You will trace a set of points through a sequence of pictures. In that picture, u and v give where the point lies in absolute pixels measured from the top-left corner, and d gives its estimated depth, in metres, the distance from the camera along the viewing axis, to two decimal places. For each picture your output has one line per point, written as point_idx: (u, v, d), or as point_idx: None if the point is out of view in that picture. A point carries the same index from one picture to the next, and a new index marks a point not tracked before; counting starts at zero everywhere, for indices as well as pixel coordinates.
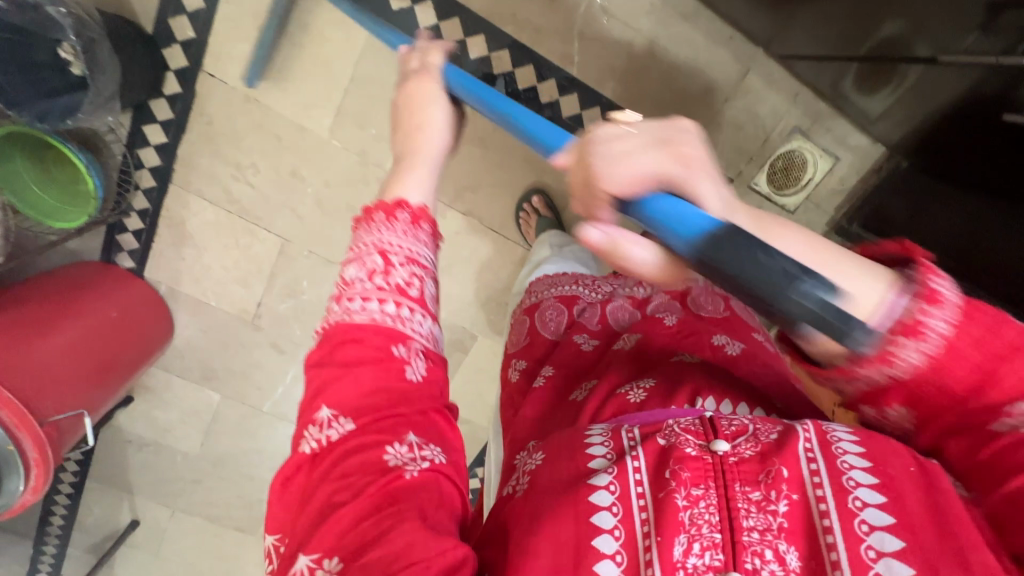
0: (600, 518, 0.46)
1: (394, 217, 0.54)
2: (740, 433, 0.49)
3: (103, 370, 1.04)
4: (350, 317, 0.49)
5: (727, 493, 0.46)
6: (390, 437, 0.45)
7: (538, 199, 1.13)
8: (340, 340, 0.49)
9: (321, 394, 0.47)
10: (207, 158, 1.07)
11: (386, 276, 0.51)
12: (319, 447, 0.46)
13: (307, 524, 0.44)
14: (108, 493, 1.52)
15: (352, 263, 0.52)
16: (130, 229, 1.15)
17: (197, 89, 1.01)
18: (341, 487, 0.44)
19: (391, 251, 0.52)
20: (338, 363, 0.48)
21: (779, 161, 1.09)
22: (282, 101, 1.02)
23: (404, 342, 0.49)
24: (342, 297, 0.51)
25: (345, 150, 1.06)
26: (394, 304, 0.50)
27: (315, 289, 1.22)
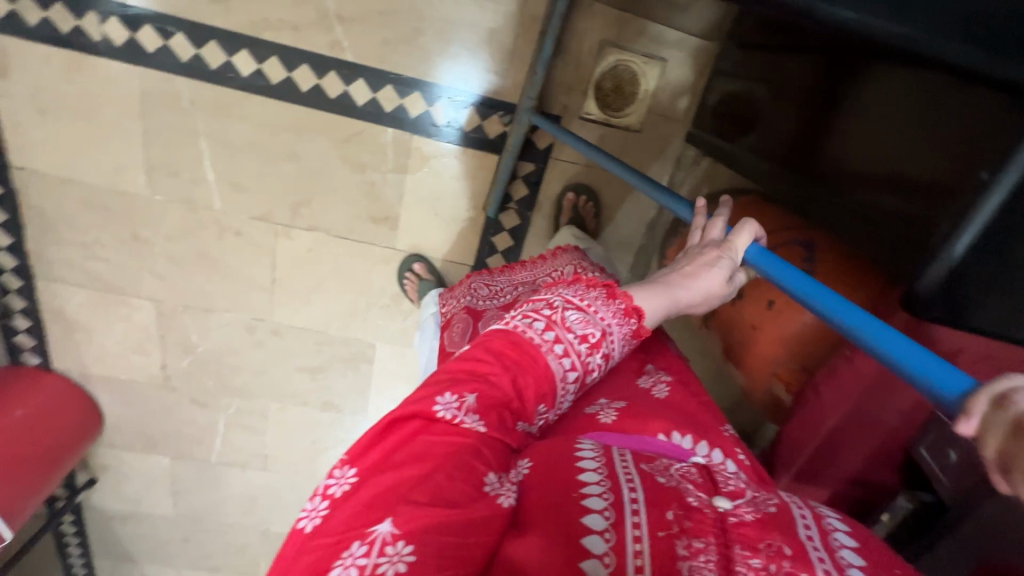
0: (590, 541, 0.41)
1: (630, 315, 0.55)
2: (739, 495, 0.47)
3: (16, 466, 1.09)
4: (550, 362, 0.51)
5: (727, 553, 0.41)
6: (494, 466, 0.47)
7: (420, 266, 1.13)
8: (514, 354, 0.51)
9: (472, 384, 0.48)
10: (55, 245, 1.11)
11: (590, 354, 0.53)
12: (446, 418, 0.46)
13: (389, 490, 0.43)
14: (118, 565, 1.64)
15: (579, 311, 0.54)
16: (22, 329, 1.20)
17: (15, 184, 1.04)
18: (444, 473, 0.44)
19: (610, 338, 0.54)
20: (504, 367, 0.50)
21: (605, 81, 1.01)
22: (92, 172, 1.04)
23: (550, 405, 0.53)
24: (548, 329, 0.52)
25: (171, 201, 1.07)
26: (574, 380, 0.53)
27: (206, 339, 1.24)
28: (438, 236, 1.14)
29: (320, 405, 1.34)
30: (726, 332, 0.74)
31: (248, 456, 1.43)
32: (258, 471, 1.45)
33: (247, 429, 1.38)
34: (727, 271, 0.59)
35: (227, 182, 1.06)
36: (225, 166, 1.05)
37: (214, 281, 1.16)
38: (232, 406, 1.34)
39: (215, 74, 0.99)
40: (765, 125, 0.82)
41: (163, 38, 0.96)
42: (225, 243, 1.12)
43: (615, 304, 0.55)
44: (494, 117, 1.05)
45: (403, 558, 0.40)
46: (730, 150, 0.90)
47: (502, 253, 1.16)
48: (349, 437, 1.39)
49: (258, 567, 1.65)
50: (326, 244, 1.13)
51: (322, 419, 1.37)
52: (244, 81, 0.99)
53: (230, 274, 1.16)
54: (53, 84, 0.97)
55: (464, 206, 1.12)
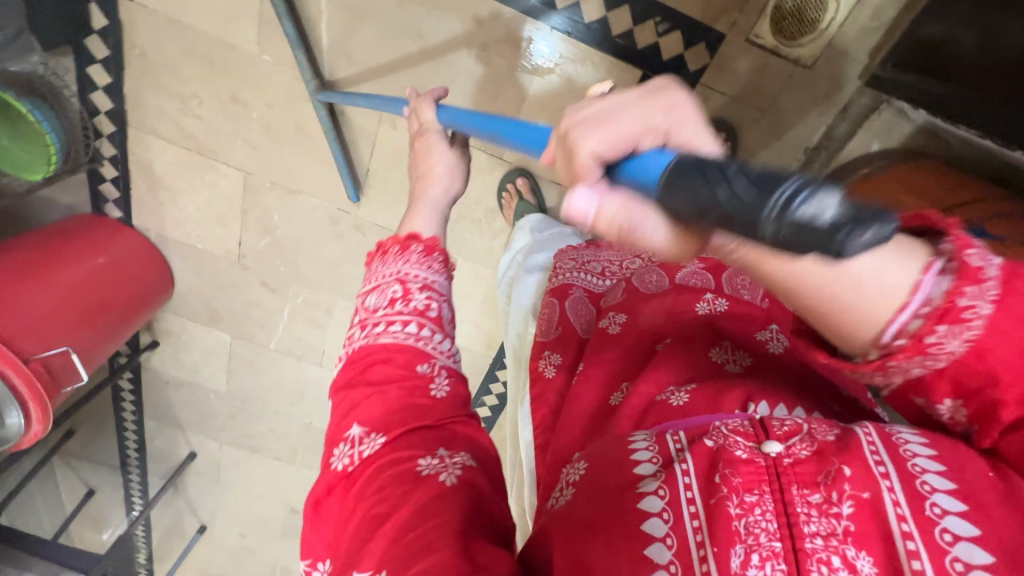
0: (650, 525, 0.39)
1: (407, 248, 0.55)
2: (795, 432, 0.41)
3: (93, 312, 1.09)
4: (375, 340, 0.49)
5: (785, 498, 0.38)
6: (422, 450, 0.44)
7: (524, 182, 1.08)
8: (356, 362, 0.50)
9: (350, 414, 0.47)
10: (152, 93, 1.05)
11: (402, 299, 0.52)
12: (352, 463, 0.45)
13: (350, 544, 0.42)
14: (166, 428, 1.70)
15: (371, 291, 0.53)
16: (108, 178, 1.17)
17: (122, 18, 0.98)
18: (378, 500, 0.42)
19: (410, 278, 0.53)
20: (360, 379, 0.49)
21: (789, 0, 0.86)
22: (201, 17, 0.96)
23: (427, 356, 0.49)
24: (364, 324, 0.52)
25: (278, 65, 0.99)
26: (415, 323, 0.50)
27: (287, 222, 1.19)
28: None
29: None
30: None
31: (306, 348, 1.42)
32: (313, 365, 1.45)
33: (310, 321, 1.36)
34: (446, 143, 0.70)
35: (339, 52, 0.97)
36: (340, 33, 0.95)
37: (306, 160, 1.10)
38: (300, 296, 1.32)
39: None
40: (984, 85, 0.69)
41: None
42: None
43: (414, 251, 0.56)
44: (647, 23, 0.91)
45: None
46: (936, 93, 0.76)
47: None
48: None
49: (296, 456, 1.68)
50: None
51: None
52: None
53: (323, 156, 1.09)
54: None
55: None
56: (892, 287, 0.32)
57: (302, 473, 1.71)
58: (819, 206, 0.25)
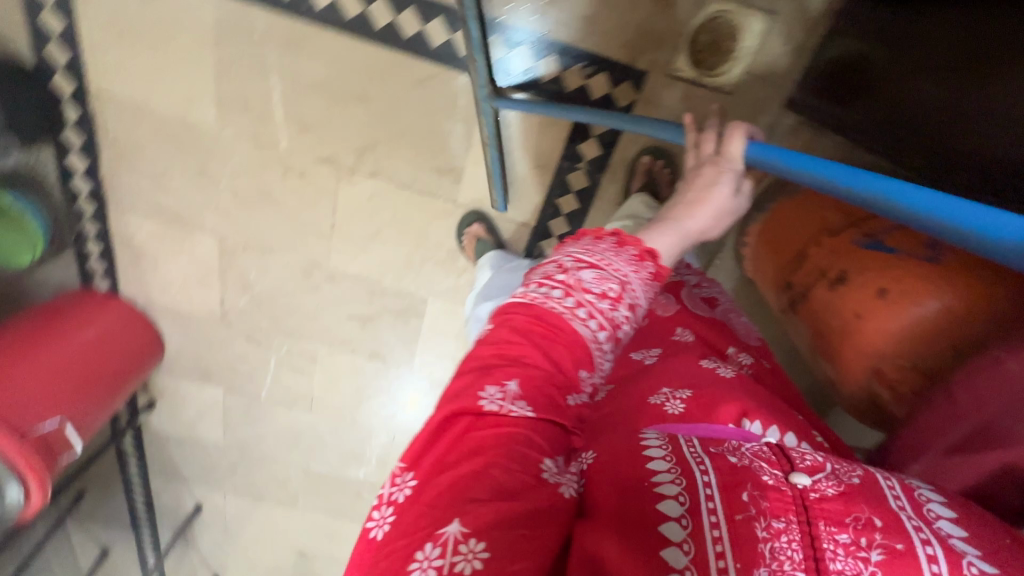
0: (667, 527, 0.39)
1: (623, 247, 0.55)
2: (818, 468, 0.42)
3: (86, 384, 1.15)
4: (576, 325, 0.50)
5: (812, 531, 0.38)
6: (549, 451, 0.46)
7: (479, 224, 1.09)
8: (543, 326, 0.50)
9: (514, 364, 0.48)
10: (128, 174, 1.12)
11: (616, 305, 0.52)
12: (496, 411, 0.45)
13: (447, 489, 0.42)
14: (170, 483, 1.74)
15: (591, 269, 0.53)
16: (94, 254, 1.25)
17: (93, 109, 1.05)
18: (496, 468, 0.42)
19: (628, 285, 0.53)
20: (536, 343, 0.49)
21: (701, 35, 0.93)
22: (163, 101, 1.04)
23: (592, 366, 0.51)
24: (567, 294, 0.51)
25: (240, 137, 1.06)
26: (607, 338, 0.52)
27: (264, 279, 1.25)
28: (501, 195, 1.09)
29: (367, 354, 1.35)
30: (818, 319, 0.68)
31: (296, 395, 1.47)
32: (304, 410, 1.49)
33: (297, 369, 1.41)
34: (732, 185, 0.69)
35: (293, 121, 1.04)
36: (293, 103, 1.02)
37: (276, 220, 1.16)
38: (284, 347, 1.37)
39: (288, 5, 0.96)
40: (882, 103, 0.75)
41: None
42: (289, 184, 1.11)
43: (626, 252, 0.55)
44: (573, 69, 0.97)
45: (477, 556, 0.39)
46: (843, 117, 0.82)
47: (565, 217, 1.10)
48: (393, 389, 1.40)
49: (298, 501, 1.72)
50: (387, 193, 1.11)
51: (368, 368, 1.38)
52: (320, 14, 0.97)
53: (291, 216, 1.15)
54: (134, 8, 0.97)
55: (531, 162, 1.06)
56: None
57: (306, 516, 1.74)
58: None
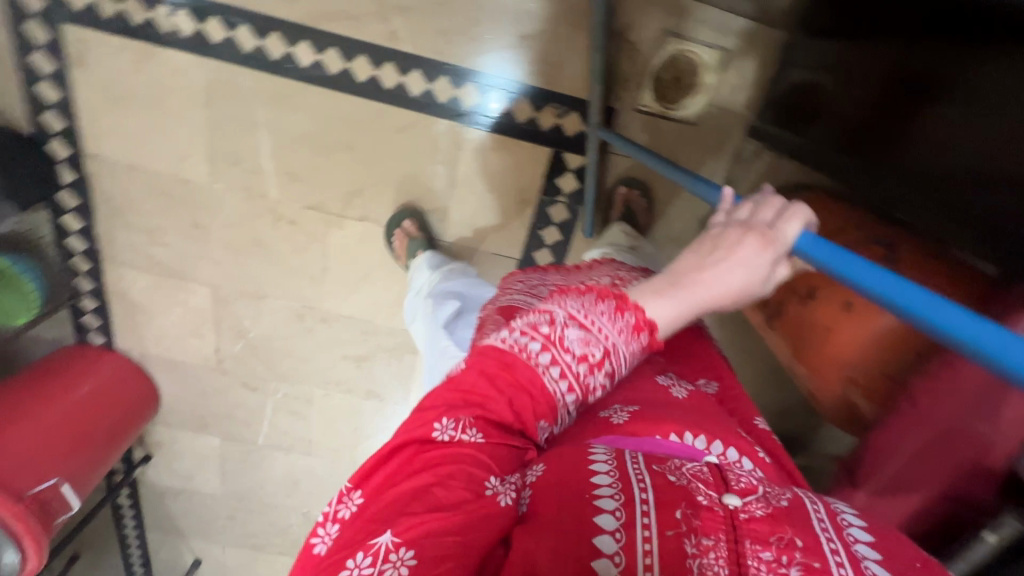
0: (600, 540, 0.40)
1: (621, 312, 0.50)
2: (750, 491, 0.45)
3: (82, 442, 1.14)
4: (548, 382, 0.49)
5: (738, 548, 0.40)
6: (495, 471, 0.47)
7: (412, 222, 1.08)
8: (508, 376, 0.49)
9: (471, 407, 0.48)
10: (123, 230, 1.16)
11: (594, 370, 0.50)
12: (447, 445, 0.47)
13: (393, 503, 0.45)
14: (167, 539, 1.71)
15: (575, 326, 0.50)
16: (89, 309, 1.26)
17: (88, 171, 1.09)
18: (439, 485, 0.45)
19: (611, 353, 0.50)
20: (501, 390, 0.49)
21: (664, 72, 0.98)
22: (157, 161, 1.08)
23: (553, 419, 0.51)
24: (546, 351, 0.49)
25: (231, 190, 1.10)
26: (574, 399, 0.51)
27: (258, 325, 1.27)
28: (486, 230, 1.13)
29: (364, 394, 1.36)
30: (792, 334, 0.72)
31: (294, 439, 1.47)
32: (302, 454, 1.49)
33: (294, 413, 1.42)
34: (768, 264, 0.52)
35: (283, 172, 1.08)
36: (282, 155, 1.06)
37: (268, 267, 1.19)
38: (280, 391, 1.38)
39: (275, 64, 1.00)
40: (824, 128, 0.81)
41: (228, 29, 0.98)
42: (280, 232, 1.14)
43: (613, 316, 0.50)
44: (548, 108, 1.03)
45: (405, 563, 0.42)
46: (793, 142, 0.88)
47: (549, 248, 1.13)
48: (391, 427, 1.40)
49: (299, 548, 1.69)
50: (375, 235, 1.14)
51: (365, 407, 1.38)
52: (304, 71, 1.00)
53: (283, 262, 1.18)
54: (125, 76, 1.01)
55: (513, 197, 1.09)
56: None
57: None
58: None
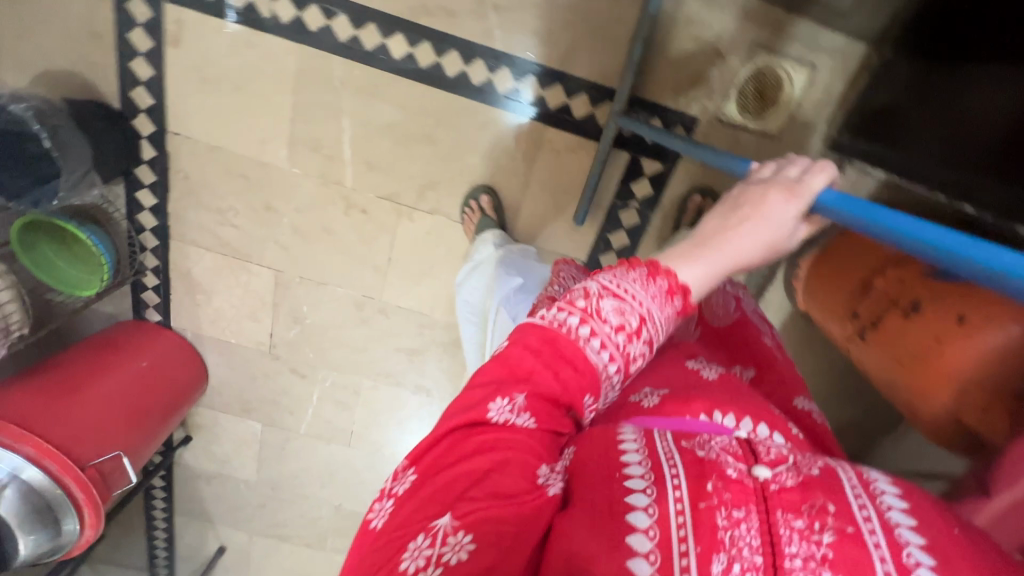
0: (633, 517, 0.39)
1: (653, 277, 0.48)
2: (780, 460, 0.43)
3: (139, 416, 1.14)
4: (591, 356, 0.45)
5: (769, 520, 0.39)
6: (543, 458, 0.44)
7: (486, 198, 1.09)
8: (555, 350, 0.45)
9: (519, 381, 0.44)
10: (194, 210, 1.17)
11: (627, 339, 0.46)
12: (502, 428, 0.43)
13: (441, 488, 0.41)
14: (195, 523, 1.70)
15: (613, 298, 0.47)
16: (150, 286, 1.27)
17: (169, 149, 1.10)
18: (497, 471, 0.41)
19: (648, 321, 0.47)
20: (547, 363, 0.45)
21: (747, 85, 0.99)
22: (238, 142, 1.09)
23: (598, 395, 0.47)
24: (586, 322, 0.46)
25: (307, 175, 1.11)
26: (617, 372, 0.47)
27: (316, 312, 1.28)
28: (554, 230, 1.14)
29: (412, 388, 1.36)
30: (887, 344, 0.73)
31: (335, 430, 1.46)
32: (341, 445, 1.48)
33: (339, 403, 1.41)
34: (795, 219, 0.54)
35: (361, 160, 1.09)
36: (362, 144, 1.08)
37: (333, 255, 1.20)
38: (328, 380, 1.38)
39: (367, 54, 1.01)
40: (909, 145, 0.81)
41: (325, 17, 1.00)
42: (350, 220, 1.15)
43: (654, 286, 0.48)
44: None
45: (464, 547, 0.39)
46: (874, 151, 0.89)
47: (615, 252, 1.14)
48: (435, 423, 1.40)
49: (326, 541, 1.68)
50: (444, 228, 1.16)
51: (411, 402, 1.38)
52: (396, 62, 1.02)
53: (349, 250, 1.19)
54: (218, 57, 1.02)
55: None
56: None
57: (333, 557, 1.70)
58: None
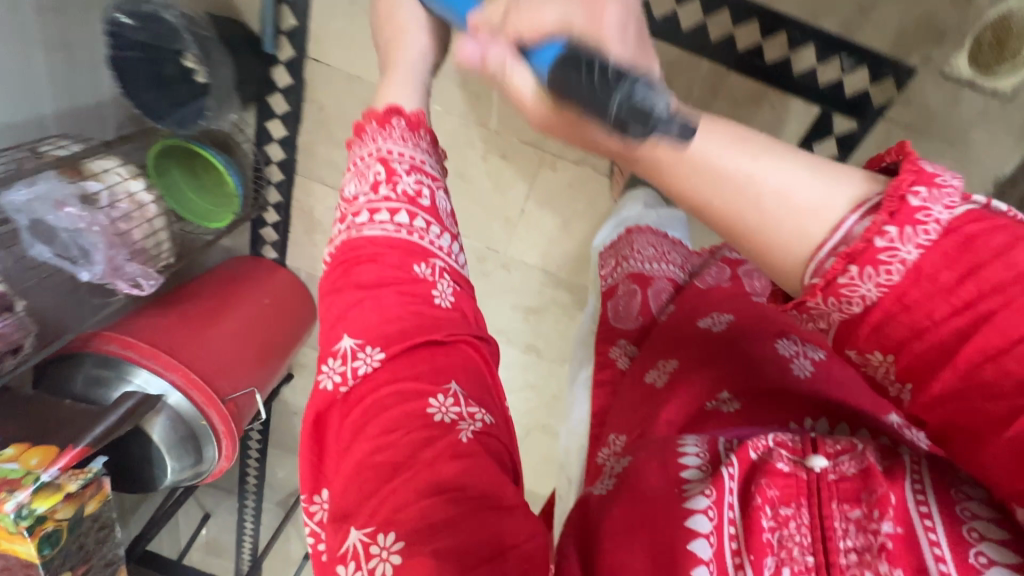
0: (696, 521, 0.37)
1: (388, 124, 0.58)
2: (846, 450, 0.40)
3: (263, 352, 1.13)
4: (362, 234, 0.51)
5: (821, 518, 0.37)
6: (431, 389, 0.43)
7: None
8: (351, 260, 0.50)
9: (340, 324, 0.47)
10: (324, 144, 1.11)
11: (391, 188, 0.53)
12: (348, 380, 0.45)
13: (348, 487, 0.40)
14: (287, 456, 1.75)
15: (354, 182, 0.55)
16: (270, 223, 1.24)
17: (306, 77, 1.03)
18: (382, 447, 0.40)
19: (392, 160, 0.55)
20: (361, 288, 0.48)
21: (987, 32, 0.83)
22: (380, 74, 1.01)
23: (425, 261, 0.50)
24: (349, 218, 0.53)
25: (448, 113, 1.03)
26: (406, 213, 0.52)
27: None
28: None
29: (521, 347, 1.30)
30: None
31: None
32: None
33: None
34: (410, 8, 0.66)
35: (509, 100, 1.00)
36: None
37: (462, 202, 1.13)
38: None
39: None
40: None
41: None
42: (487, 166, 1.07)
43: (395, 129, 0.58)
44: (832, 61, 0.89)
45: (390, 553, 0.36)
46: None
47: None
48: (542, 386, 1.34)
49: None
50: (588, 181, 1.07)
51: (519, 361, 1.33)
52: None
53: (481, 199, 1.12)
54: None
55: None
56: (823, 203, 0.31)
57: None
58: (662, 114, 0.32)
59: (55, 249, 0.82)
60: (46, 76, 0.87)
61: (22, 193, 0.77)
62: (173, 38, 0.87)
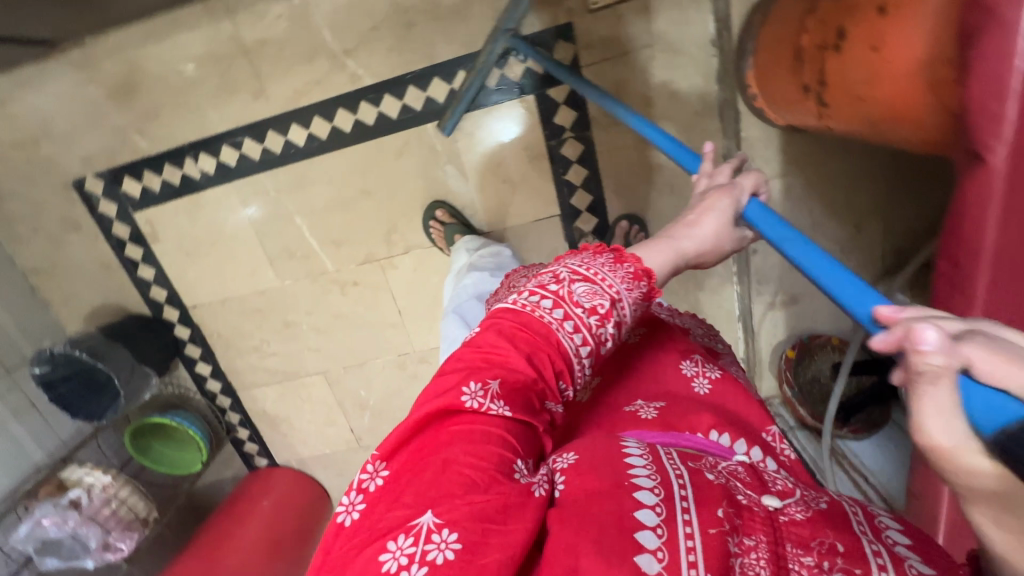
0: (643, 536, 0.33)
1: (638, 283, 0.41)
2: (789, 494, 0.41)
3: (275, 548, 1.24)
4: (560, 338, 0.38)
5: (781, 552, 0.36)
6: (520, 455, 0.37)
7: (442, 211, 1.13)
8: (529, 335, 0.39)
9: (493, 369, 0.37)
10: (239, 357, 1.32)
11: (599, 326, 0.40)
12: (473, 410, 0.36)
13: (428, 474, 0.34)
14: None
15: (584, 281, 0.40)
16: (246, 439, 1.43)
17: (197, 321, 1.28)
18: (474, 464, 0.34)
19: (620, 306, 0.40)
20: (518, 351, 0.39)
21: None
22: (238, 285, 1.24)
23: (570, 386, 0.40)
24: (554, 307, 0.39)
25: (298, 279, 1.22)
26: (587, 357, 0.40)
27: (372, 391, 1.35)
28: (519, 203, 1.14)
29: None
30: (847, 86, 0.60)
31: None
32: None
33: None
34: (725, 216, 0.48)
35: (328, 242, 1.18)
36: (319, 227, 1.17)
37: (357, 333, 1.27)
38: None
39: (282, 155, 1.11)
40: None
41: (235, 148, 1.11)
42: (349, 296, 1.23)
43: (640, 284, 0.41)
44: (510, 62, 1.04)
45: (450, 547, 0.31)
46: None
47: (582, 186, 1.12)
48: None
49: None
50: (426, 258, 1.19)
51: None
52: (304, 150, 1.11)
53: (363, 322, 1.26)
54: (188, 230, 1.18)
55: (525, 156, 1.10)
56: None
57: None
58: None
59: (62, 556, 1.03)
60: (27, 436, 1.15)
61: (24, 526, 1.00)
62: (71, 360, 1.11)
